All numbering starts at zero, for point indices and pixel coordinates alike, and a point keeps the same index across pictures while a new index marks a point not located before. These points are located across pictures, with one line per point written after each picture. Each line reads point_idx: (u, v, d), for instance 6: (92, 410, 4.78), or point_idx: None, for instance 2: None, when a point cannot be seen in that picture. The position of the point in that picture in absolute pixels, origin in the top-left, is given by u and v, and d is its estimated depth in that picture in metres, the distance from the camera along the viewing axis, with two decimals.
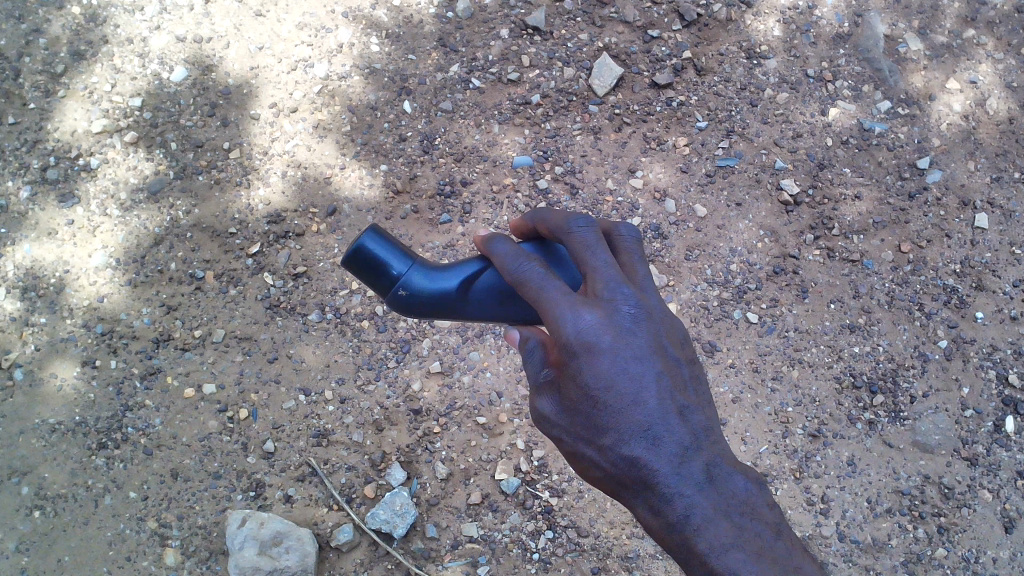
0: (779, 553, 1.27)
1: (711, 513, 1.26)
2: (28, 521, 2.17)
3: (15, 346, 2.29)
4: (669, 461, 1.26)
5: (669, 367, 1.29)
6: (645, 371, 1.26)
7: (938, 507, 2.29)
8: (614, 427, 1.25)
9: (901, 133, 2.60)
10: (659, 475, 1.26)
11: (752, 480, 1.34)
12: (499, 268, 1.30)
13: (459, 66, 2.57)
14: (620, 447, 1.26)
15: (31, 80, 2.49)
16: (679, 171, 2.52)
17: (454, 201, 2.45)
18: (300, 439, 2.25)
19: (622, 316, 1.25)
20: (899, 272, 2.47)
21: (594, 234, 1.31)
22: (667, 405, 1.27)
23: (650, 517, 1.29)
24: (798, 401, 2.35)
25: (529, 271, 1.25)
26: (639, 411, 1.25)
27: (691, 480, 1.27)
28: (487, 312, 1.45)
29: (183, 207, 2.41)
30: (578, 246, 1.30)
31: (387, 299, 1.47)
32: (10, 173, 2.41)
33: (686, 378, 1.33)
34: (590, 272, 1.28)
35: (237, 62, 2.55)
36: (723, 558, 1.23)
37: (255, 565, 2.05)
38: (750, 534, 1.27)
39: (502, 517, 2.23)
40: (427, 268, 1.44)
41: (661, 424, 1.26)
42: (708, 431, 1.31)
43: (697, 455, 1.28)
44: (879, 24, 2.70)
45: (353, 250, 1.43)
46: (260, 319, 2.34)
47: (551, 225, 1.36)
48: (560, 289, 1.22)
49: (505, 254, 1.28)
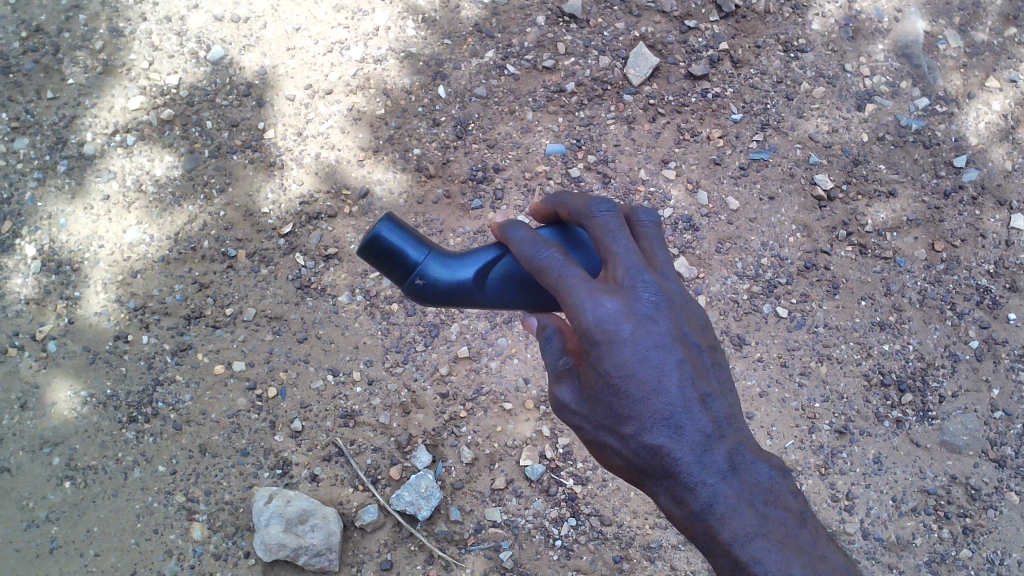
0: (804, 542, 1.30)
1: (735, 501, 1.29)
2: (59, 490, 2.19)
3: (49, 318, 2.31)
4: (691, 449, 1.27)
5: (690, 355, 1.29)
6: (667, 359, 1.25)
7: (963, 508, 2.28)
8: (636, 416, 1.25)
9: (938, 131, 2.57)
10: (681, 463, 1.27)
11: (776, 468, 1.36)
12: (516, 254, 1.28)
13: (495, 52, 2.57)
14: (641, 436, 1.26)
15: (70, 55, 2.51)
16: (712, 163, 2.51)
17: (486, 187, 2.45)
18: (328, 419, 2.26)
19: (642, 303, 1.25)
20: (932, 270, 2.45)
21: (615, 219, 1.30)
22: (689, 392, 1.27)
23: (672, 506, 1.31)
24: (826, 397, 2.34)
25: (548, 258, 1.23)
26: (661, 399, 1.25)
27: (714, 469, 1.29)
28: (504, 299, 1.46)
29: (217, 186, 2.42)
30: (599, 231, 1.29)
31: (403, 287, 1.45)
32: (48, 147, 2.44)
33: (707, 365, 1.32)
34: (611, 258, 1.28)
35: (274, 43, 2.56)
36: (748, 546, 1.26)
37: (281, 542, 2.07)
38: (775, 523, 1.29)
39: (526, 503, 2.24)
40: (444, 256, 1.43)
41: (683, 413, 1.27)
42: (731, 418, 1.32)
43: (720, 443, 1.30)
44: (919, 20, 2.68)
45: (371, 238, 1.40)
46: (290, 299, 2.35)
47: (571, 209, 1.35)
48: (579, 277, 1.22)
49: (523, 240, 1.26)
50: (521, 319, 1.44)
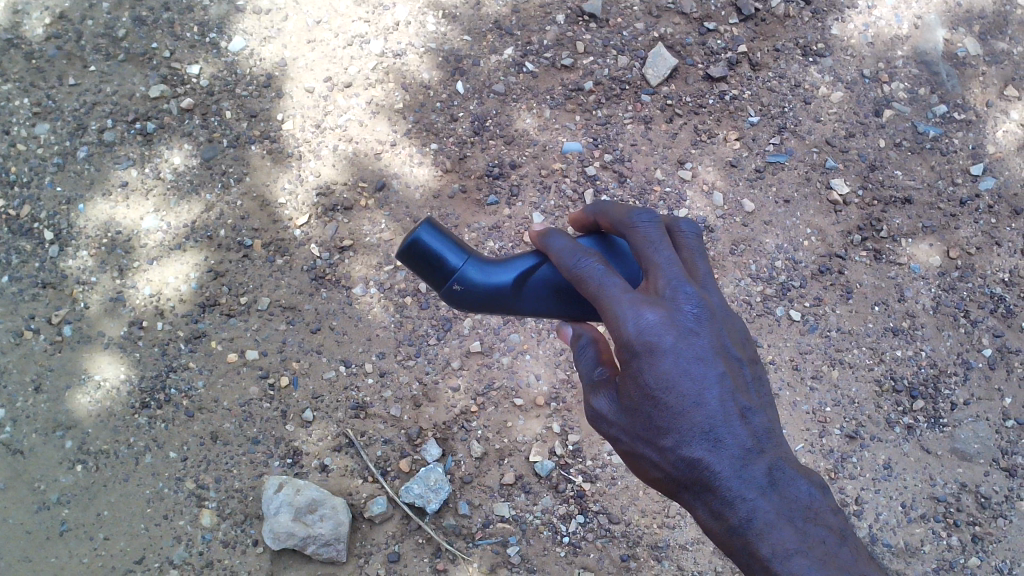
0: (844, 560, 1.27)
1: (774, 517, 1.27)
2: (71, 473, 2.20)
3: (65, 302, 2.33)
4: (731, 463, 1.27)
5: (731, 368, 1.30)
6: (707, 371, 1.26)
7: (973, 516, 2.27)
8: (675, 428, 1.26)
9: (955, 138, 2.57)
10: (720, 477, 1.27)
11: (815, 484, 1.34)
12: (555, 263, 1.31)
13: (514, 49, 2.58)
14: (681, 449, 1.27)
15: (93, 43, 2.53)
16: (728, 165, 2.51)
17: (502, 183, 2.46)
18: (339, 410, 2.27)
19: (683, 315, 1.25)
20: (946, 278, 2.45)
21: (657, 229, 1.31)
22: (729, 407, 1.27)
23: (710, 520, 1.30)
24: (837, 401, 2.34)
25: (588, 267, 1.25)
26: (701, 412, 1.26)
27: (754, 484, 1.28)
28: (541, 308, 1.45)
29: (234, 175, 2.44)
30: (641, 242, 1.31)
31: (441, 292, 1.47)
32: (68, 133, 2.45)
33: (747, 379, 1.33)
34: (652, 268, 1.29)
35: (294, 35, 2.58)
36: (788, 563, 1.25)
37: (289, 531, 2.08)
38: (814, 540, 1.28)
39: (535, 499, 2.24)
40: (482, 262, 1.44)
41: (723, 426, 1.27)
42: (770, 433, 1.31)
43: (760, 457, 1.29)
44: (939, 28, 2.68)
45: (410, 243, 1.42)
46: (305, 289, 2.36)
47: (613, 218, 1.36)
48: (620, 287, 1.23)
49: (563, 249, 1.28)
50: (558, 327, 1.45)
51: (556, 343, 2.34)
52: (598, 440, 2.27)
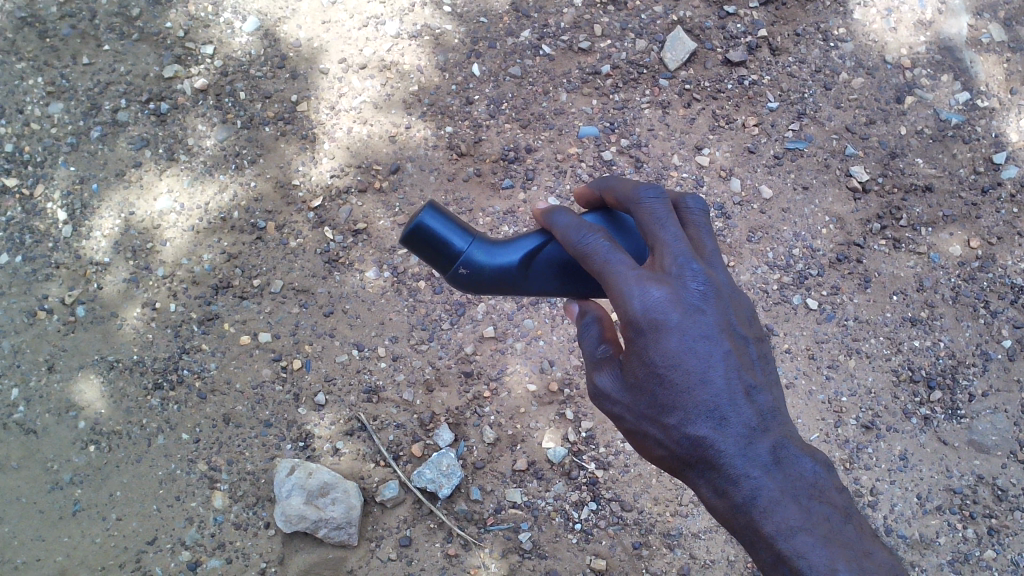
0: (849, 537, 1.26)
1: (778, 495, 1.25)
2: (83, 454, 2.20)
3: (78, 283, 2.32)
4: (736, 441, 1.25)
5: (737, 346, 1.28)
6: (714, 350, 1.24)
7: (990, 509, 2.24)
8: (680, 406, 1.24)
9: (979, 126, 2.53)
10: (724, 455, 1.25)
11: (820, 462, 1.32)
12: (560, 240, 1.29)
13: (531, 31, 2.55)
14: (685, 427, 1.25)
15: (107, 22, 2.52)
16: (747, 151, 2.48)
17: (517, 167, 2.44)
18: (352, 394, 2.26)
19: (690, 292, 1.23)
20: (966, 268, 2.42)
21: (663, 206, 1.28)
22: (734, 384, 1.25)
23: (713, 499, 1.29)
24: (853, 391, 2.31)
25: (593, 243, 1.23)
26: (706, 390, 1.24)
27: (758, 462, 1.26)
28: (548, 287, 1.44)
29: (249, 156, 2.43)
30: (647, 218, 1.28)
31: (447, 275, 1.44)
32: (81, 113, 2.44)
33: (753, 358, 1.30)
34: (659, 245, 1.26)
35: (309, 16, 2.55)
36: (791, 540, 1.23)
37: (301, 514, 2.08)
38: (819, 517, 1.26)
39: (547, 485, 2.22)
40: (488, 243, 1.41)
41: (728, 405, 1.25)
42: (776, 411, 1.30)
43: (765, 436, 1.27)
44: (963, 13, 2.63)
45: (414, 227, 1.38)
46: (318, 272, 2.35)
47: (619, 194, 1.34)
48: (626, 263, 1.21)
49: (568, 226, 1.26)
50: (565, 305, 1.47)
51: (570, 329, 2.33)
52: (611, 427, 2.26)
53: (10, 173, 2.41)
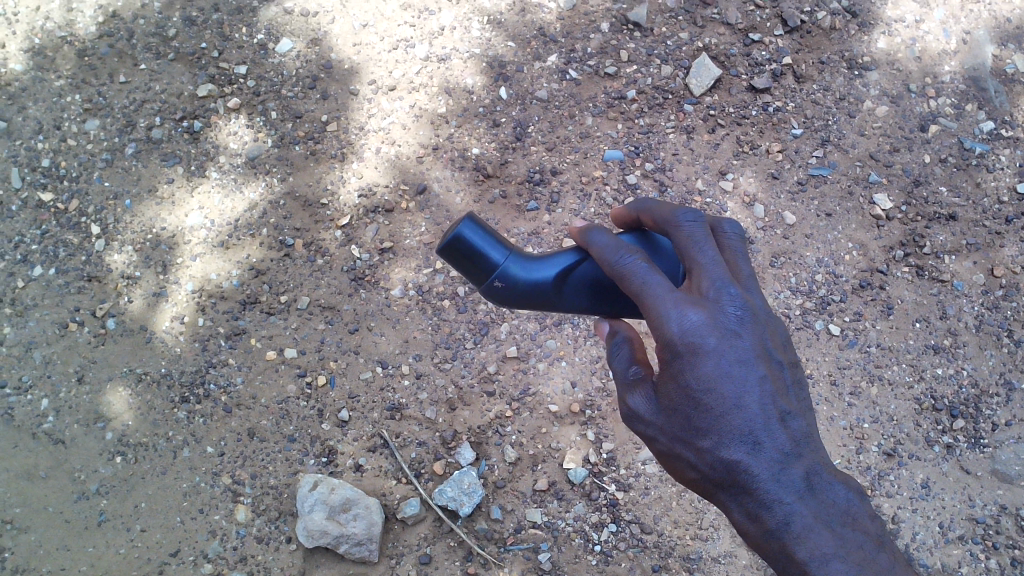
0: (882, 566, 1.27)
1: (812, 521, 1.27)
2: (110, 465, 2.23)
3: (109, 296, 2.36)
4: (770, 466, 1.26)
5: (773, 371, 1.29)
6: (749, 374, 1.25)
7: (1013, 539, 2.23)
8: (714, 430, 1.25)
9: (1003, 155, 2.54)
10: (758, 480, 1.26)
11: (853, 490, 1.34)
12: (596, 258, 1.31)
13: (558, 56, 2.59)
14: (719, 451, 1.26)
15: (144, 42, 2.58)
16: (770, 177, 2.50)
17: (543, 189, 2.47)
18: (375, 411, 2.28)
19: (727, 316, 1.25)
20: (989, 296, 2.42)
21: (702, 229, 1.31)
22: (770, 410, 1.26)
23: (746, 523, 1.29)
24: (875, 418, 2.31)
25: (632, 265, 1.25)
26: (741, 415, 1.25)
27: (793, 488, 1.27)
28: (580, 304, 1.47)
29: (279, 174, 2.47)
30: (685, 240, 1.31)
31: (482, 287, 1.46)
32: (117, 130, 2.50)
33: (786, 383, 1.31)
34: (696, 268, 1.29)
35: (341, 38, 2.60)
36: (825, 567, 1.24)
37: (323, 529, 2.09)
38: (853, 545, 1.27)
39: (568, 506, 2.23)
40: (525, 258, 1.43)
41: (763, 429, 1.25)
42: (810, 438, 1.30)
43: (799, 462, 1.28)
44: (988, 43, 2.65)
45: (453, 238, 1.41)
46: (344, 290, 2.38)
47: (657, 216, 1.37)
48: (665, 286, 1.23)
49: (605, 245, 1.28)
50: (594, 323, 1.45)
51: (593, 350, 2.34)
52: (632, 449, 2.26)
53: (46, 188, 2.46)
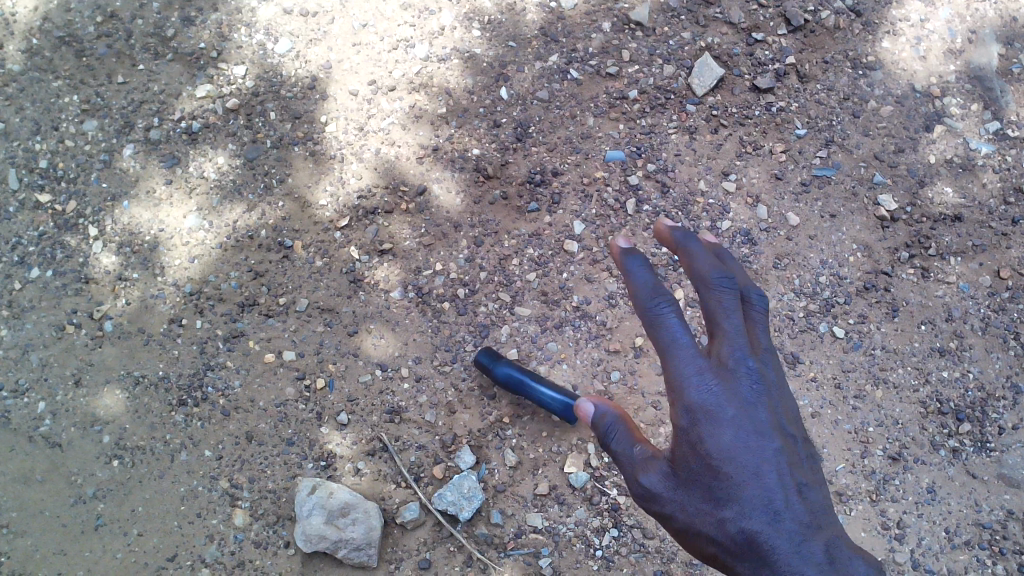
0: None
1: None
2: (107, 468, 2.21)
3: (106, 298, 2.34)
4: (789, 537, 1.31)
5: (787, 444, 1.39)
6: (766, 447, 1.36)
7: (1020, 545, 2.20)
8: (734, 499, 1.34)
9: (1009, 156, 2.51)
10: (777, 551, 1.30)
11: (873, 566, 1.33)
12: (631, 299, 1.41)
13: (559, 56, 2.57)
14: (740, 521, 1.33)
15: (142, 42, 2.57)
16: (774, 177, 2.47)
17: (543, 191, 2.45)
18: (374, 414, 2.26)
19: (744, 389, 1.38)
20: (996, 298, 2.39)
21: (732, 294, 1.42)
22: (786, 481, 1.35)
23: None
24: (880, 422, 2.28)
25: (665, 317, 1.37)
26: (759, 484, 1.34)
27: (813, 560, 1.29)
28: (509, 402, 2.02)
29: (277, 175, 2.45)
30: (715, 304, 1.42)
31: None
32: (115, 130, 2.48)
33: (800, 455, 1.40)
34: (720, 341, 1.42)
35: (340, 38, 2.58)
36: None
37: (321, 534, 2.07)
38: None
39: (569, 511, 2.20)
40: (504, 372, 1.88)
41: (781, 499, 1.33)
42: (825, 512, 1.36)
43: (816, 532, 1.32)
44: (993, 43, 2.62)
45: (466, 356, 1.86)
46: (343, 292, 2.36)
47: (690, 269, 1.46)
48: (692, 351, 1.37)
49: (644, 287, 1.39)
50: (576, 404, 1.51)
51: (594, 353, 2.32)
52: None
53: (44, 189, 2.44)
